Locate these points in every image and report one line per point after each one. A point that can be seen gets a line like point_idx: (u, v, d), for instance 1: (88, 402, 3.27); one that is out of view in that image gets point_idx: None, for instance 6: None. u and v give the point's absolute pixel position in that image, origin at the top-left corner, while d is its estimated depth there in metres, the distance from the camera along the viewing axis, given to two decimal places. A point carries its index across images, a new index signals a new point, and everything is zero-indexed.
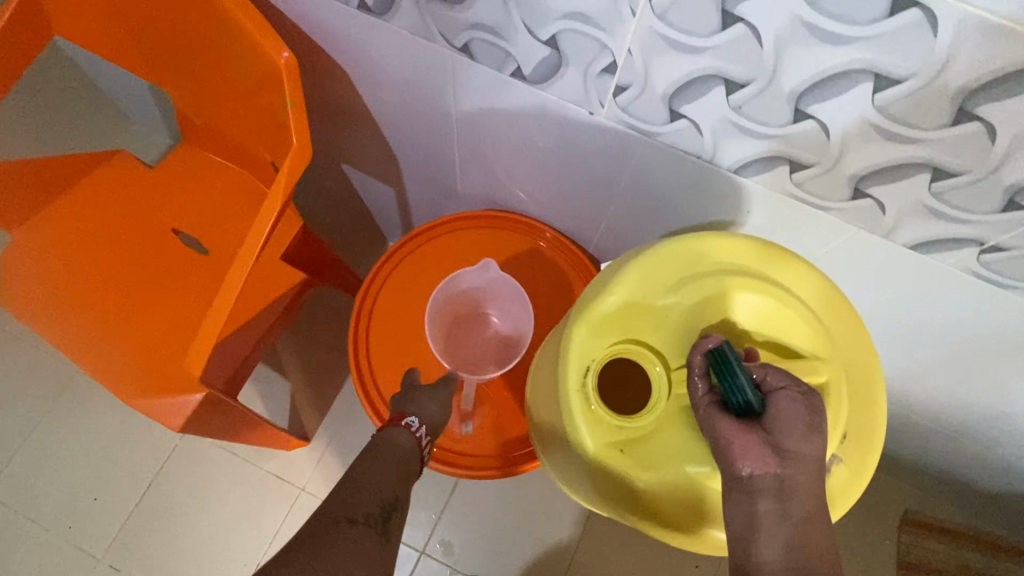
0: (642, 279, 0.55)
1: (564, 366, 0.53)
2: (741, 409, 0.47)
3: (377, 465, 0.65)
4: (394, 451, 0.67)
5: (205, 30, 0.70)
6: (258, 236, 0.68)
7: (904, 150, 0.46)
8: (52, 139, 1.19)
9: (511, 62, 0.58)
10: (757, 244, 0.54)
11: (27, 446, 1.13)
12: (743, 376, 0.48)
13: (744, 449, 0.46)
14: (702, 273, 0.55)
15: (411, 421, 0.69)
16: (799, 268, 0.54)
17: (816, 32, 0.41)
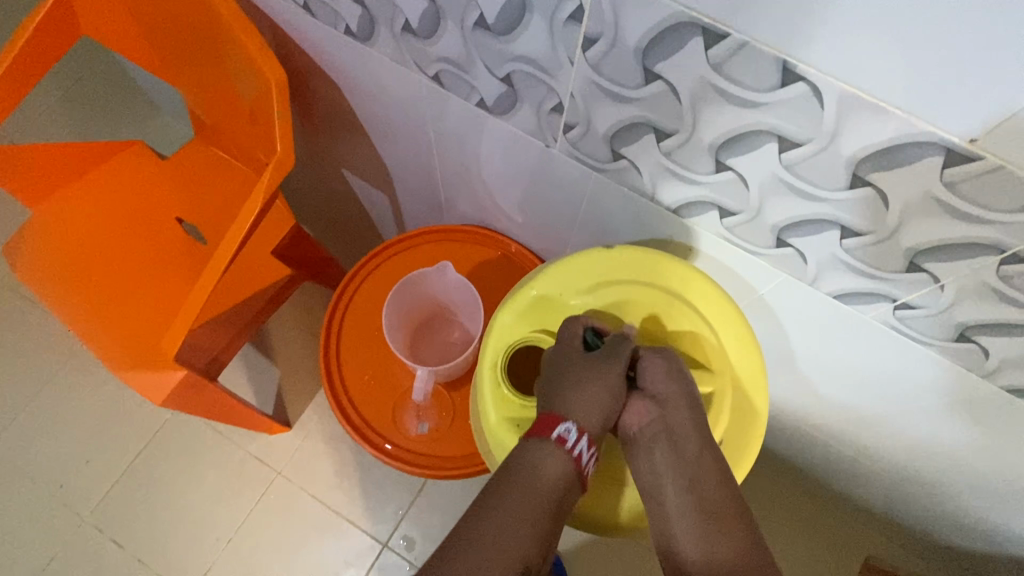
0: (563, 282, 0.64)
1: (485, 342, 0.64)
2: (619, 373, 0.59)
3: (521, 503, 0.53)
4: (539, 485, 0.54)
5: (211, 38, 0.76)
6: (239, 230, 0.74)
7: (815, 208, 0.50)
8: (87, 125, 1.28)
9: (475, 93, 0.63)
10: (668, 265, 0.63)
11: (35, 405, 1.22)
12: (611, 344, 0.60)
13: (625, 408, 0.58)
14: (618, 283, 0.64)
15: (564, 430, 0.55)
16: (700, 289, 0.62)
17: (724, 96, 0.44)
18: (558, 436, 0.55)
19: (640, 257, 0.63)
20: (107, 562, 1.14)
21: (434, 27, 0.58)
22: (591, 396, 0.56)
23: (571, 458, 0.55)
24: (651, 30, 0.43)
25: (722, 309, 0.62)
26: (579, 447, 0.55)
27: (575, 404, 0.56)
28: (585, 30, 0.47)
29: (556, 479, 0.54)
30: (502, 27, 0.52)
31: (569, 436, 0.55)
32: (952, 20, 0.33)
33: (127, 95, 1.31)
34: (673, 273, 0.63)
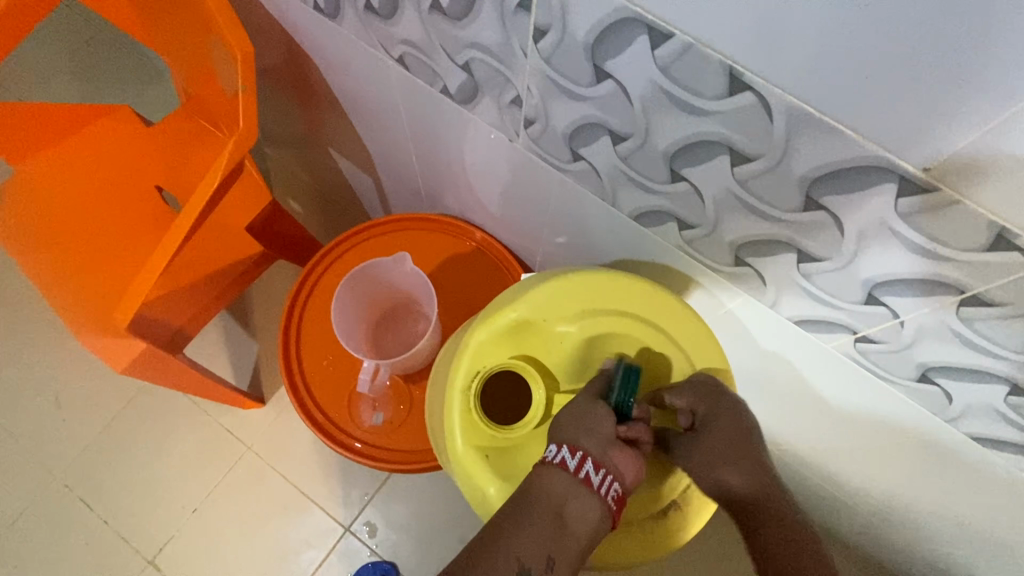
0: (548, 308, 0.62)
1: (458, 363, 0.62)
2: (624, 415, 0.57)
3: (524, 513, 0.53)
4: (540, 488, 0.54)
5: (185, 2, 0.75)
6: (199, 202, 0.72)
7: (770, 228, 0.46)
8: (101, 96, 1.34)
9: (438, 80, 0.60)
10: (644, 293, 0.61)
11: (18, 360, 1.23)
12: (625, 389, 0.58)
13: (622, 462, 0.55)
14: (602, 313, 0.62)
15: (564, 453, 0.54)
16: (694, 336, 0.60)
17: (675, 101, 0.41)
18: (558, 460, 0.54)
19: (625, 287, 0.61)
20: (77, 522, 1.16)
21: (394, 8, 0.55)
22: (578, 422, 0.56)
23: (579, 479, 0.54)
24: (599, 24, 0.40)
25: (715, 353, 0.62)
26: (584, 468, 0.54)
27: (577, 434, 0.55)
28: (535, 20, 0.44)
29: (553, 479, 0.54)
30: (457, 11, 0.49)
31: (569, 458, 0.54)
32: (899, 33, 0.30)
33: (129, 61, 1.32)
34: (660, 310, 0.60)
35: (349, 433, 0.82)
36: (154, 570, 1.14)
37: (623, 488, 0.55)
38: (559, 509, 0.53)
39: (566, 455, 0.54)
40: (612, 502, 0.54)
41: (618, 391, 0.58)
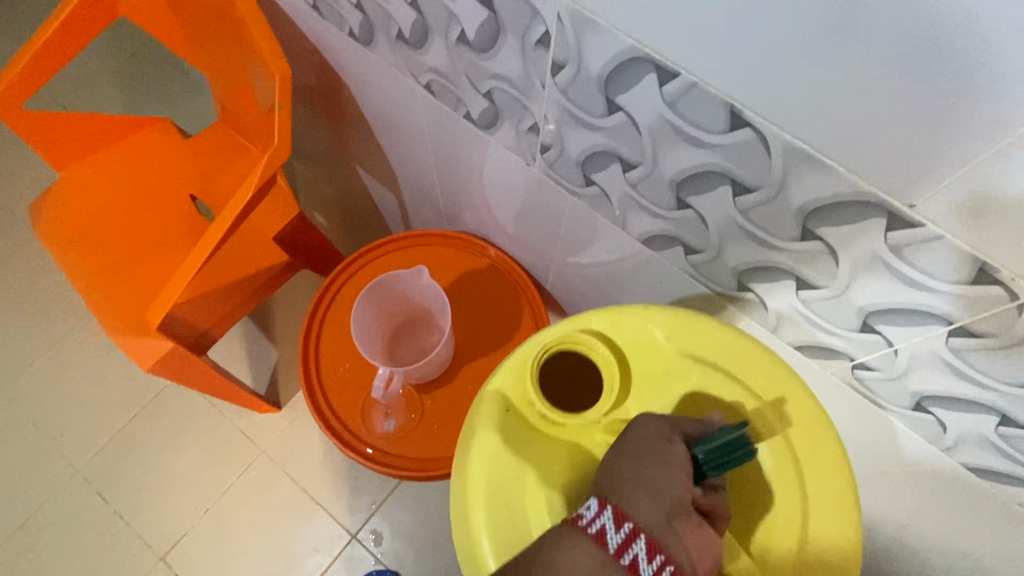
0: (680, 337, 0.55)
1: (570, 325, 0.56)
2: (702, 479, 0.47)
3: None
4: (566, 569, 0.43)
5: (229, 25, 0.80)
6: (232, 212, 0.76)
7: (770, 255, 0.49)
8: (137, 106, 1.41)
9: (461, 105, 0.64)
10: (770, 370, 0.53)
11: (48, 355, 1.29)
12: (728, 450, 0.47)
13: (695, 537, 0.45)
14: (721, 376, 0.54)
15: (605, 519, 0.45)
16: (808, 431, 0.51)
17: (680, 133, 0.44)
18: (595, 528, 0.45)
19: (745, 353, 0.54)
20: (94, 515, 1.20)
21: (424, 39, 0.59)
22: (641, 483, 0.46)
23: (620, 561, 0.43)
24: (612, 61, 0.44)
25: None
26: (630, 547, 0.44)
27: (628, 491, 0.46)
28: (553, 55, 0.47)
29: (583, 560, 0.43)
30: (482, 44, 0.53)
31: (611, 529, 0.44)
32: (881, 82, 0.33)
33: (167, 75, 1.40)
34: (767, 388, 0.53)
35: (361, 439, 0.84)
36: (166, 566, 1.17)
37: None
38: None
39: (609, 529, 0.44)
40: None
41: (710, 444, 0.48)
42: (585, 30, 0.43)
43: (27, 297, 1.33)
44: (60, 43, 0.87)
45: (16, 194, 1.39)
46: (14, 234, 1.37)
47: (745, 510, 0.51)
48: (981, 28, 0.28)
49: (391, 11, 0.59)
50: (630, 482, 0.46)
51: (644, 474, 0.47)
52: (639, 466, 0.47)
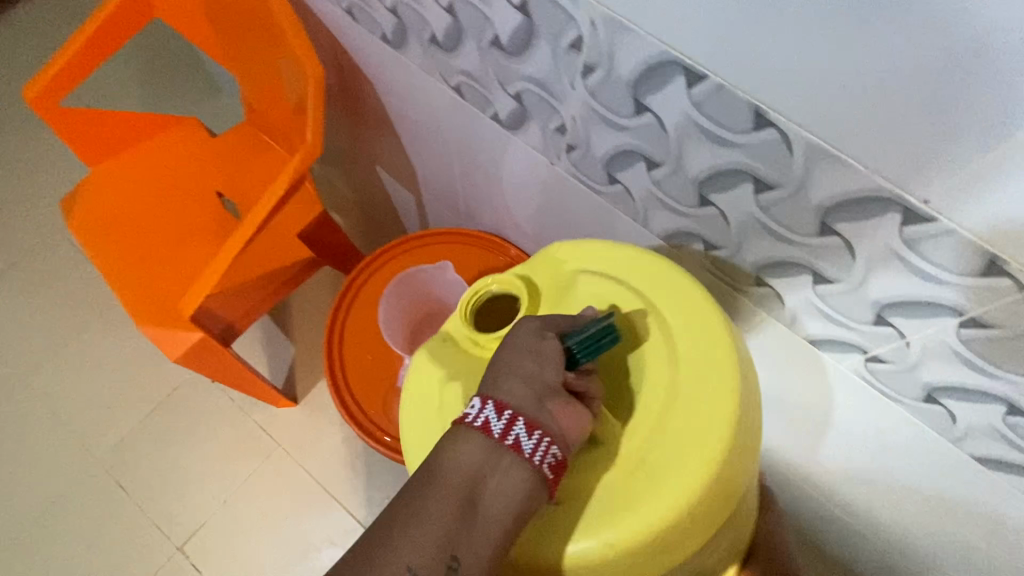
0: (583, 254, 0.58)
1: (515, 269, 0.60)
2: (576, 366, 0.49)
3: (425, 493, 0.44)
4: (454, 472, 0.44)
5: (264, 28, 0.84)
6: (264, 207, 0.79)
7: (788, 250, 0.51)
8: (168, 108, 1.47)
9: (489, 106, 0.67)
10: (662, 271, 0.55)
11: (71, 348, 1.32)
12: (592, 336, 0.49)
13: (565, 414, 0.47)
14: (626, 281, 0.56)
15: (489, 412, 0.46)
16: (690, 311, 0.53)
17: (705, 132, 0.47)
18: (479, 424, 0.45)
19: (636, 257, 0.56)
20: (114, 504, 1.22)
21: (457, 42, 0.62)
22: (518, 366, 0.48)
23: (503, 446, 0.45)
24: (641, 65, 0.46)
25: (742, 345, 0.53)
26: (511, 432, 0.45)
27: (507, 381, 0.47)
28: (584, 58, 0.50)
29: (470, 460, 0.44)
30: (514, 48, 0.56)
31: (494, 420, 0.45)
32: (901, 87, 0.35)
33: (199, 83, 1.48)
34: (660, 284, 0.55)
35: (382, 430, 0.87)
36: (183, 556, 1.19)
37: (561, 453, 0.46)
38: (472, 495, 0.44)
39: (488, 415, 0.46)
40: (546, 472, 0.45)
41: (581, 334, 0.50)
42: (618, 34, 0.46)
43: (52, 291, 1.36)
44: (99, 42, 0.91)
45: (44, 191, 1.43)
46: (41, 230, 1.41)
47: (623, 402, 0.52)
48: (998, 37, 0.31)
49: (427, 16, 0.62)
50: (507, 372, 0.48)
51: (524, 366, 0.48)
52: (516, 355, 0.48)
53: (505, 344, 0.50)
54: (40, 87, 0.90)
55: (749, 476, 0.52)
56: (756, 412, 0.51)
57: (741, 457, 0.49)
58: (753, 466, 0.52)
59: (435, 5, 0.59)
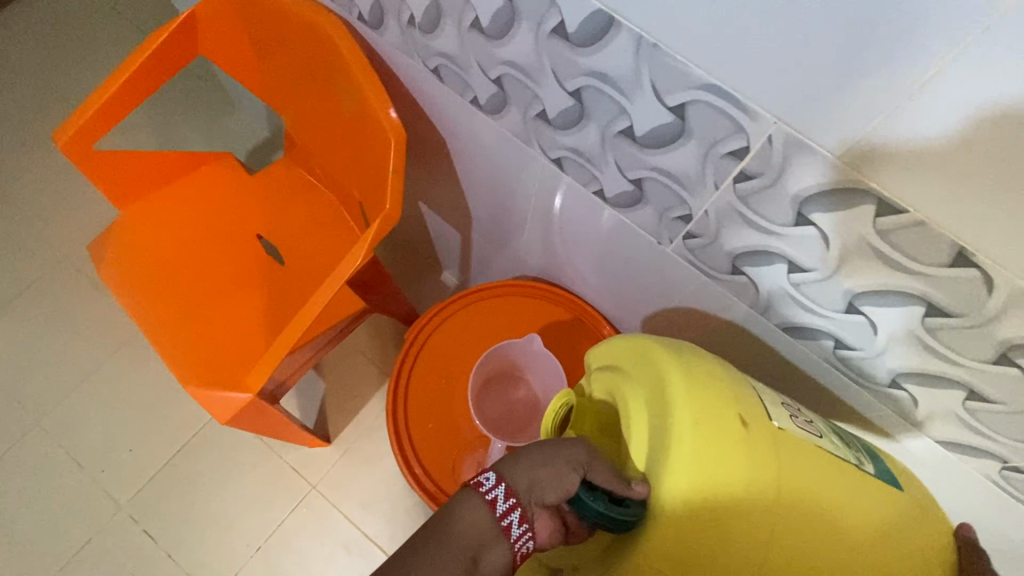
0: (625, 351, 0.55)
1: (610, 359, 0.57)
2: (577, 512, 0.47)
3: (435, 550, 0.45)
4: (469, 536, 0.45)
5: (330, 76, 0.78)
6: (340, 275, 0.74)
7: (944, 368, 0.50)
8: (181, 128, 1.38)
9: (594, 182, 0.63)
10: (638, 343, 0.54)
11: (88, 387, 1.25)
12: (607, 510, 0.43)
13: (544, 527, 0.49)
14: (632, 366, 0.53)
15: (499, 492, 0.47)
16: (649, 373, 0.50)
17: (883, 257, 0.44)
18: (489, 496, 0.47)
19: (637, 343, 0.54)
20: (139, 552, 1.16)
21: (572, 122, 0.58)
22: (533, 477, 0.47)
23: (499, 526, 0.46)
24: (821, 185, 0.43)
25: (705, 390, 0.47)
26: (509, 515, 0.46)
27: (520, 473, 0.47)
28: (744, 166, 0.47)
29: (483, 527, 0.46)
30: (650, 142, 0.52)
31: (500, 499, 0.46)
32: None
33: (218, 103, 1.40)
34: (641, 356, 0.52)
35: None
36: None
37: (533, 547, 0.48)
38: (472, 554, 0.45)
39: (499, 493, 0.46)
40: (518, 556, 0.47)
41: (602, 501, 0.44)
42: (798, 155, 0.43)
43: (65, 325, 1.28)
44: (141, 80, 0.84)
45: (52, 216, 1.35)
46: (50, 259, 1.32)
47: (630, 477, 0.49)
48: None
49: (541, 95, 0.58)
50: (526, 469, 0.47)
51: (537, 475, 0.47)
52: (539, 463, 0.47)
53: (540, 448, 0.48)
54: (75, 133, 0.82)
55: (739, 536, 0.43)
56: (717, 466, 0.43)
57: (689, 525, 0.43)
58: (749, 522, 0.43)
59: (557, 87, 0.55)
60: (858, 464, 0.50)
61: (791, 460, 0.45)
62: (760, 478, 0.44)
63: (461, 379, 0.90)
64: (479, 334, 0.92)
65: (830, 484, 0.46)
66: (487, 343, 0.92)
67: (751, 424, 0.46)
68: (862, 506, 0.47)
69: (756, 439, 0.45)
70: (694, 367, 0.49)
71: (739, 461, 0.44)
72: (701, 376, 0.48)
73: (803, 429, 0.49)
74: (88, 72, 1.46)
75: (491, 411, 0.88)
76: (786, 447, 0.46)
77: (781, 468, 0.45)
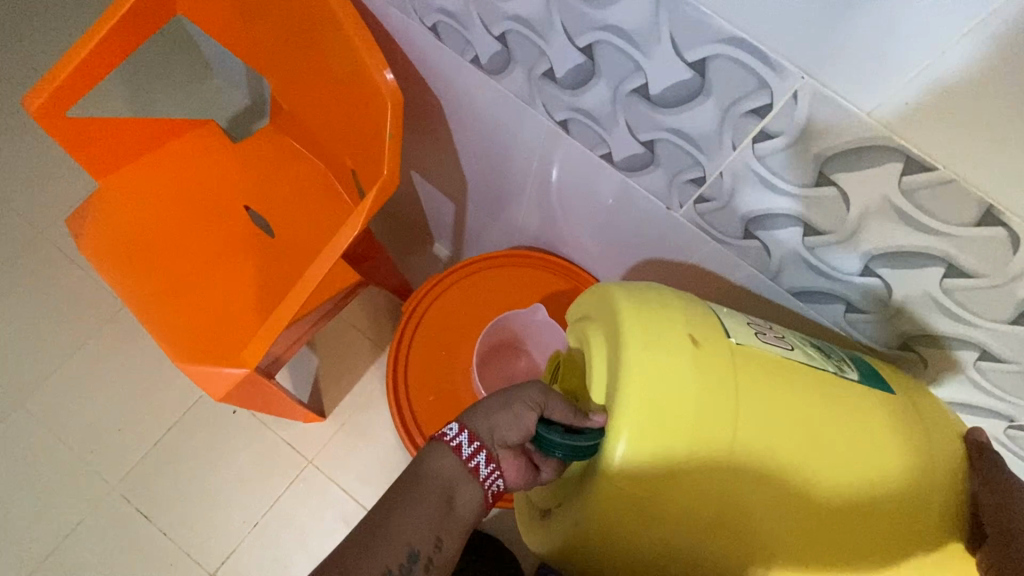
0: (592, 299, 0.56)
1: (581, 308, 0.57)
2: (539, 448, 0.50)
3: (416, 494, 0.49)
4: (446, 477, 0.50)
5: (319, 35, 0.74)
6: (338, 244, 0.72)
7: (957, 329, 0.50)
8: (156, 96, 1.31)
9: (602, 146, 0.61)
10: (602, 290, 0.54)
11: (71, 367, 1.21)
12: (564, 440, 0.45)
13: (512, 469, 0.52)
14: (596, 310, 0.54)
15: (463, 438, 0.50)
16: (608, 311, 0.51)
17: (904, 217, 0.44)
18: (454, 443, 0.51)
19: (601, 289, 0.54)
20: (134, 531, 1.14)
21: (581, 82, 0.56)
22: (493, 422, 0.50)
23: (467, 468, 0.50)
24: (848, 143, 0.42)
25: (656, 317, 0.48)
26: (475, 457, 0.50)
27: (480, 420, 0.51)
28: (766, 124, 0.45)
29: (456, 470, 0.50)
30: (664, 101, 0.50)
31: (465, 444, 0.50)
32: None
33: (195, 70, 1.34)
34: (602, 300, 0.53)
35: None
36: None
37: (504, 486, 0.52)
38: (448, 494, 0.49)
39: (462, 440, 0.50)
40: (490, 495, 0.51)
41: (560, 433, 0.46)
42: (825, 112, 0.41)
43: (44, 304, 1.24)
44: (118, 41, 0.80)
45: (24, 191, 1.29)
46: (24, 236, 1.27)
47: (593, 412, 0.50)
48: None
49: (549, 53, 0.55)
50: (485, 416, 0.51)
51: (495, 420, 0.51)
52: (497, 410, 0.51)
53: (497, 395, 0.51)
54: (45, 99, 0.77)
55: (700, 444, 0.44)
56: (670, 382, 0.45)
57: (650, 438, 0.44)
58: (706, 432, 0.44)
59: (566, 43, 0.53)
60: (839, 372, 0.51)
61: (748, 374, 0.47)
62: (715, 390, 0.45)
63: (461, 350, 0.89)
64: (478, 305, 0.91)
65: (798, 402, 0.47)
66: (487, 314, 0.90)
67: (703, 342, 0.47)
68: (821, 424, 0.47)
69: (709, 355, 0.46)
70: (648, 301, 0.50)
71: (692, 375, 0.45)
72: (655, 308, 0.49)
73: (767, 343, 0.50)
74: (52, 38, 1.38)
75: (491, 376, 0.88)
76: (742, 363, 0.47)
77: (737, 381, 0.46)
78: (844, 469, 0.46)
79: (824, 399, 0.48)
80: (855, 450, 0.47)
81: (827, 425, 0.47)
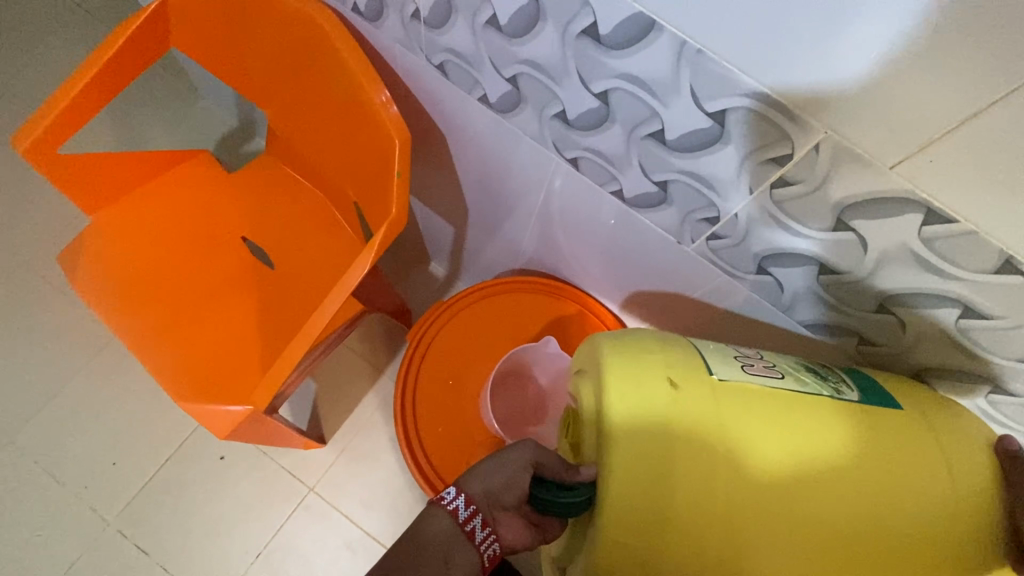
0: (582, 351, 0.54)
1: (573, 360, 0.56)
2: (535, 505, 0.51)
3: (410, 552, 0.48)
4: (439, 532, 0.50)
5: (321, 71, 0.74)
6: (348, 282, 0.71)
7: (971, 364, 0.51)
8: (142, 120, 1.28)
9: (613, 183, 0.62)
10: (591, 340, 0.53)
11: (62, 400, 1.18)
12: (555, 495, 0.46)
13: (511, 529, 0.52)
14: (584, 361, 0.53)
15: (458, 501, 0.51)
16: (592, 363, 0.50)
17: (922, 262, 0.45)
18: (451, 506, 0.51)
19: (591, 341, 0.53)
20: (133, 568, 1.12)
21: (594, 125, 0.56)
22: (490, 483, 0.51)
23: (463, 530, 0.50)
24: (866, 194, 0.43)
25: (634, 364, 0.48)
26: (472, 520, 0.50)
27: (476, 482, 0.52)
28: (785, 172, 0.46)
29: (451, 530, 0.50)
30: (681, 147, 0.51)
31: (462, 507, 0.50)
32: None
33: (183, 93, 1.31)
34: (588, 352, 0.52)
35: None
36: None
37: (501, 548, 0.51)
38: (444, 552, 0.49)
39: (458, 503, 0.51)
40: (487, 559, 0.51)
41: (550, 488, 0.47)
42: (846, 165, 0.42)
43: (33, 336, 1.21)
44: (111, 78, 0.78)
45: (10, 220, 1.26)
46: (10, 266, 1.24)
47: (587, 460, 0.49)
48: None
49: (562, 95, 0.55)
50: (482, 478, 0.52)
51: (491, 481, 0.51)
52: (492, 471, 0.52)
53: (491, 457, 0.52)
54: (36, 139, 0.75)
55: (687, 487, 0.44)
56: (655, 427, 0.45)
57: (640, 483, 0.44)
58: (723, 476, 0.44)
59: (581, 87, 0.53)
60: (836, 394, 0.50)
61: (768, 409, 0.46)
62: (704, 429, 0.45)
63: (471, 378, 0.88)
64: (482, 332, 0.91)
65: (824, 430, 0.47)
66: (491, 342, 0.90)
67: (681, 385, 0.47)
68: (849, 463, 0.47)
69: (689, 395, 0.46)
70: (635, 351, 0.49)
71: (682, 419, 0.45)
72: (636, 359, 0.49)
73: (750, 375, 0.49)
74: (35, 63, 1.35)
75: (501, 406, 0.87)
76: (726, 397, 0.46)
77: (719, 414, 0.46)
78: (876, 500, 0.45)
79: (852, 429, 0.47)
80: (886, 474, 0.46)
81: (847, 455, 0.46)
